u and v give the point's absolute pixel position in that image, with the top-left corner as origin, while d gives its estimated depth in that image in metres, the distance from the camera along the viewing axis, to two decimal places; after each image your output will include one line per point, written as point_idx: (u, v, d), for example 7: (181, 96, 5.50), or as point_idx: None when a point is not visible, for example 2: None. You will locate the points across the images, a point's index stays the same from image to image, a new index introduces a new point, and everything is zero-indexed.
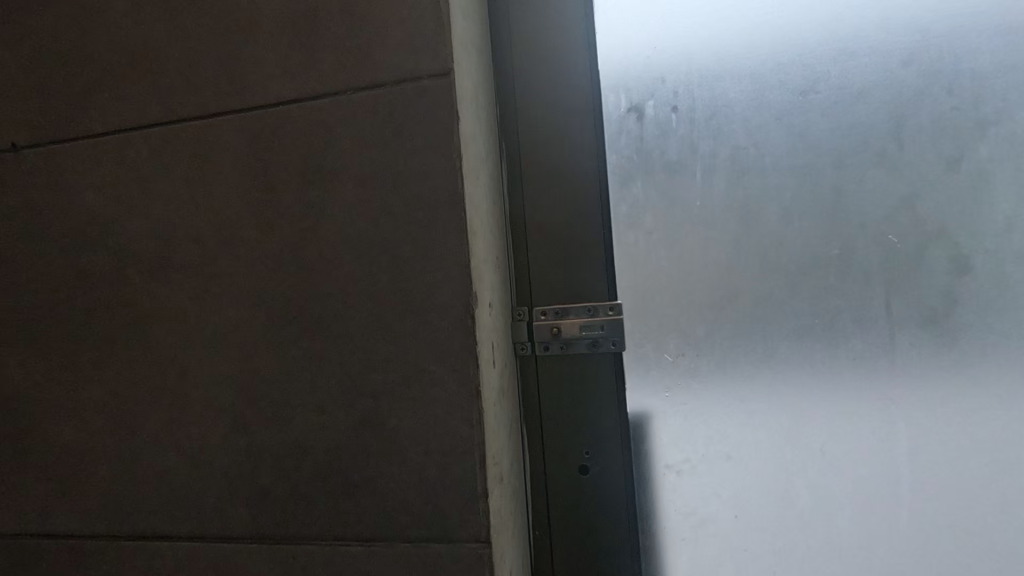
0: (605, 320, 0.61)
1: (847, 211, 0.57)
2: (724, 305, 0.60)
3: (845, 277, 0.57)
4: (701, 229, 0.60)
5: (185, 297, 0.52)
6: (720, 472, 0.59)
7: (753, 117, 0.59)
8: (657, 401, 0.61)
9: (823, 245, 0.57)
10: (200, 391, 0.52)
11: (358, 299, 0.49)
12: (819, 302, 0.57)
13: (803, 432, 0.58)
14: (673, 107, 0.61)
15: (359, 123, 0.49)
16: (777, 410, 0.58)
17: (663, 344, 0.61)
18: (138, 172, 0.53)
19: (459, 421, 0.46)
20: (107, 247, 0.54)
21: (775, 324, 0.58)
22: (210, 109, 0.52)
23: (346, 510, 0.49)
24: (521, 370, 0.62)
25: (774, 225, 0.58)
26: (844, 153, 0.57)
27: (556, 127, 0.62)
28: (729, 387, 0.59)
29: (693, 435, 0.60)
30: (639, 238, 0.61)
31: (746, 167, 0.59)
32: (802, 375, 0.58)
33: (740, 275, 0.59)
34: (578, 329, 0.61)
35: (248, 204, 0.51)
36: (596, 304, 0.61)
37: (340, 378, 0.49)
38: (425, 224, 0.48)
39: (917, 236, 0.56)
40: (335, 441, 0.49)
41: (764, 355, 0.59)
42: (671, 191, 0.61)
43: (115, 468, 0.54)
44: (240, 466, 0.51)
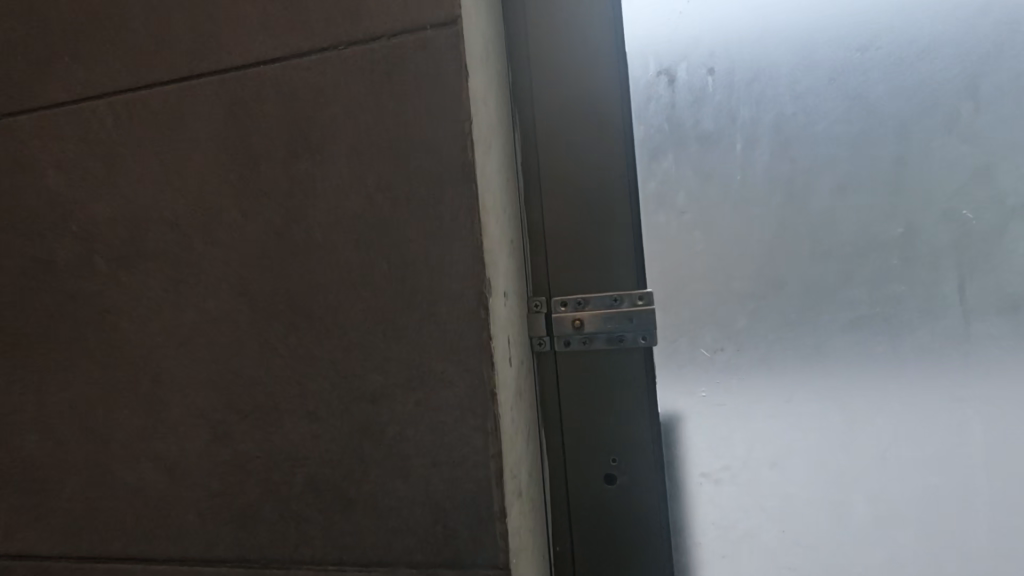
0: (633, 312, 0.54)
1: (912, 187, 0.49)
2: (769, 293, 0.53)
3: (910, 260, 0.50)
4: (741, 209, 0.53)
5: (159, 288, 0.46)
6: (764, 481, 0.53)
7: (802, 80, 0.52)
8: (691, 402, 0.54)
9: (884, 223, 0.50)
10: (177, 395, 0.46)
11: (353, 289, 0.42)
12: (880, 288, 0.50)
13: (859, 437, 0.51)
14: (709, 70, 0.54)
15: (352, 84, 0.42)
16: (829, 412, 0.51)
17: (699, 338, 0.54)
18: (103, 147, 0.47)
19: (471, 429, 0.40)
20: (71, 233, 0.48)
21: (829, 314, 0.51)
22: (183, 72, 0.45)
23: (343, 530, 0.42)
24: (538, 368, 0.56)
25: (827, 203, 0.51)
26: (910, 117, 0.50)
27: (576, 95, 0.55)
28: (774, 386, 0.52)
29: (732, 440, 0.53)
30: (670, 219, 0.54)
31: (794, 138, 0.52)
32: (858, 372, 0.51)
33: (787, 259, 0.52)
34: (602, 321, 0.55)
35: (227, 181, 0.45)
36: (623, 294, 0.54)
37: (334, 380, 0.43)
38: (429, 200, 0.41)
39: (995, 211, 0.48)
40: (329, 451, 0.43)
41: (814, 350, 0.52)
42: (707, 166, 0.54)
43: (85, 482, 0.48)
44: (222, 479, 0.45)
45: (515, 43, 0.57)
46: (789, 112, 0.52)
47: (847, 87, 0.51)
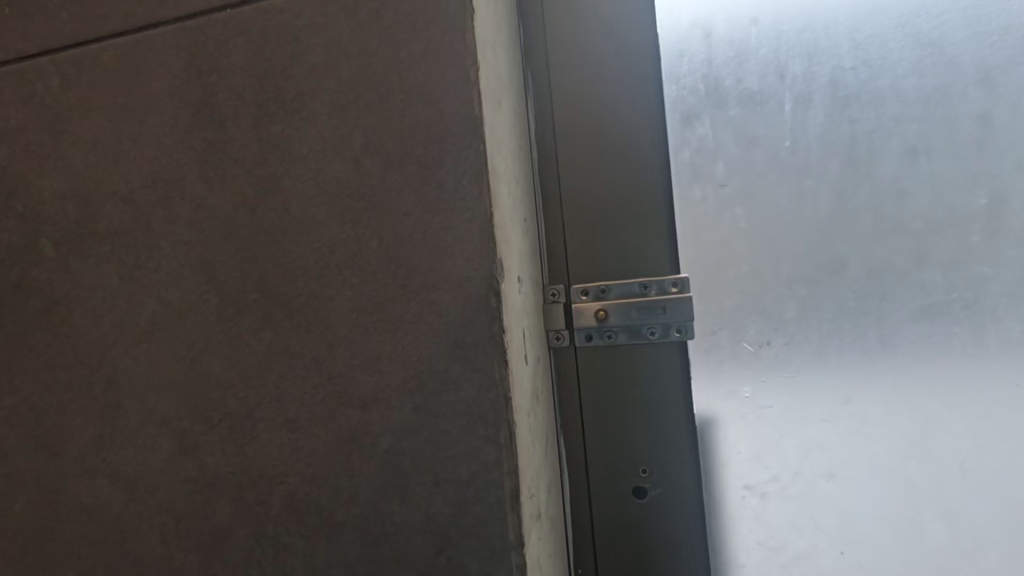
0: (665, 302, 0.47)
1: (995, 147, 0.43)
2: (824, 277, 0.45)
3: (995, 235, 0.43)
4: (791, 180, 0.46)
5: (115, 276, 0.39)
6: (819, 495, 0.45)
7: (862, 28, 0.45)
8: (733, 403, 0.47)
9: (963, 193, 0.43)
10: (137, 400, 0.39)
11: (338, 274, 0.35)
12: (957, 269, 0.44)
13: (932, 442, 0.44)
14: (753, 21, 0.46)
15: (334, 27, 0.35)
16: (899, 416, 0.44)
17: (742, 330, 0.47)
18: (49, 111, 0.40)
19: (481, 441, 0.33)
20: (15, 213, 0.41)
21: (897, 301, 0.44)
22: (136, 20, 0.38)
23: (329, 561, 0.36)
24: (555, 367, 0.49)
25: (892, 171, 0.44)
26: (993, 67, 0.43)
27: (598, 52, 0.48)
28: (831, 384, 0.45)
29: (781, 447, 0.46)
30: (707, 194, 0.47)
31: (854, 94, 0.45)
32: (928, 367, 0.44)
33: (845, 238, 0.45)
34: (630, 313, 0.47)
35: (190, 149, 0.38)
36: (653, 280, 0.47)
37: (317, 382, 0.36)
38: (428, 165, 0.34)
39: None
40: (312, 467, 0.36)
41: (877, 343, 0.45)
42: (751, 131, 0.46)
43: (33, 501, 0.41)
44: (189, 499, 0.38)
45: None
46: (848, 65, 0.45)
47: (918, 33, 0.44)
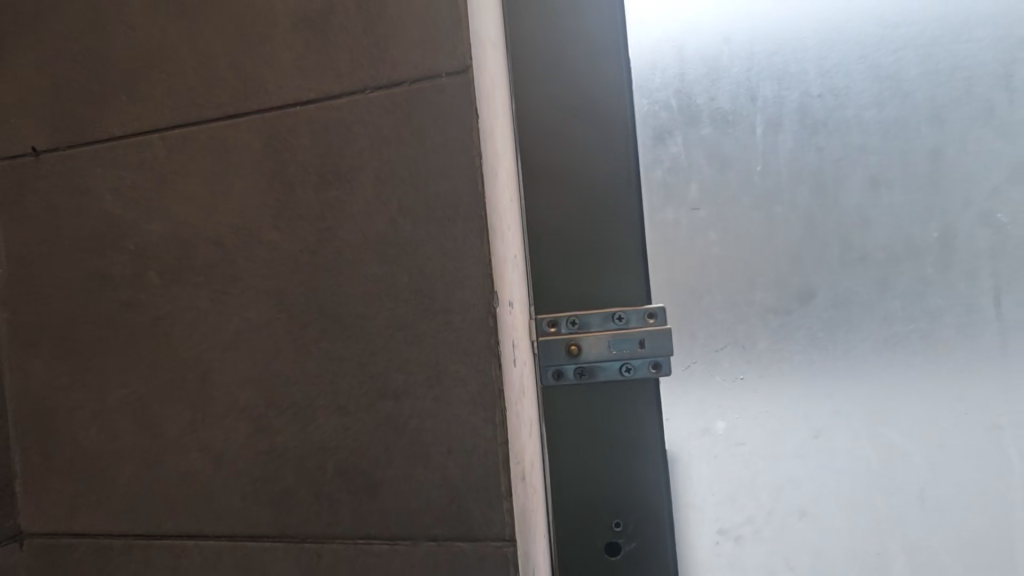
0: (631, 331, 0.66)
1: (944, 160, 0.64)
2: (793, 308, 0.66)
3: (950, 264, 0.65)
4: (761, 198, 0.66)
5: (205, 298, 0.52)
6: (792, 531, 0.67)
7: (828, 57, 0.65)
8: (715, 441, 0.67)
9: (923, 229, 0.65)
10: (224, 391, 0.52)
11: (378, 300, 0.48)
12: (908, 301, 0.65)
13: (874, 475, 0.66)
14: (725, 38, 0.66)
15: (377, 122, 0.48)
16: (858, 442, 0.66)
17: (720, 364, 0.67)
18: (155, 175, 0.53)
19: (481, 421, 0.46)
20: (127, 250, 0.54)
21: (854, 333, 0.66)
22: (224, 110, 0.51)
23: (370, 510, 0.49)
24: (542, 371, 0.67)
25: (849, 198, 0.65)
26: (940, 98, 0.64)
27: (584, 120, 0.67)
28: (793, 439, 0.67)
29: (756, 492, 0.67)
30: (677, 212, 0.67)
31: (813, 113, 0.65)
32: (879, 352, 0.66)
33: (815, 269, 0.66)
34: (606, 341, 0.66)
35: (266, 205, 0.51)
36: (627, 314, 0.66)
37: (362, 379, 0.49)
38: (445, 224, 0.47)
39: (982, 207, 0.64)
40: (358, 441, 0.49)
41: (842, 356, 0.66)
42: (722, 146, 0.66)
43: (139, 470, 0.54)
44: (263, 467, 0.51)
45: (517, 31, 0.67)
46: (815, 92, 0.65)
47: (877, 65, 0.65)
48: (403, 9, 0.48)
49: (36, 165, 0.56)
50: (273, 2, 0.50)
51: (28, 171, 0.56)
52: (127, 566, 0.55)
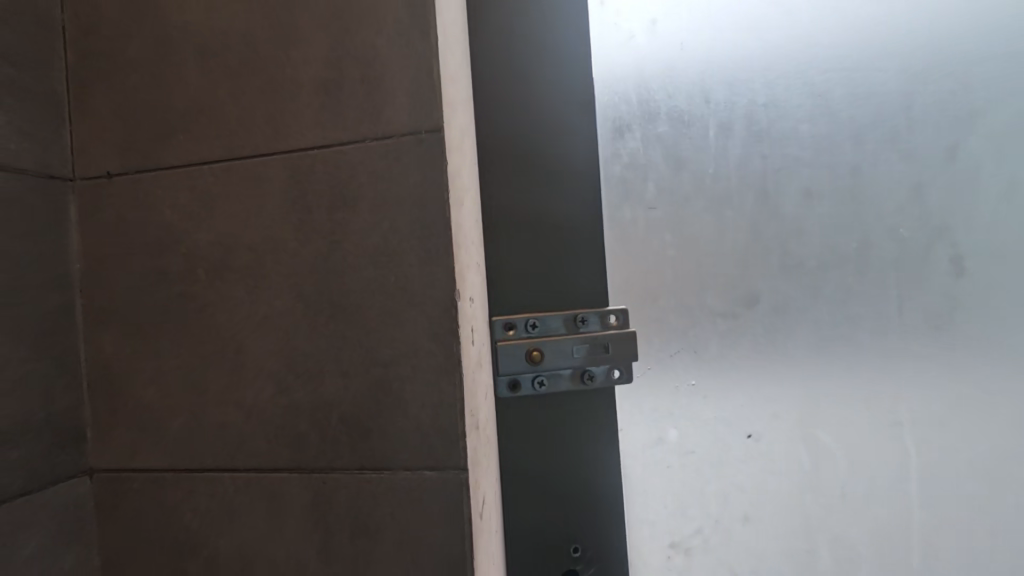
0: (591, 336, 0.79)
1: (863, 173, 0.80)
2: (740, 313, 0.81)
3: (863, 275, 0.81)
4: (712, 203, 0.80)
5: (242, 290, 0.69)
6: (739, 529, 0.83)
7: (773, 69, 0.80)
8: (670, 450, 0.81)
9: (842, 241, 0.81)
10: (255, 360, 0.69)
11: (372, 294, 0.66)
12: (835, 308, 0.81)
13: (806, 482, 0.82)
14: (682, 42, 0.79)
15: (374, 163, 0.66)
16: (794, 440, 0.82)
17: (676, 373, 0.81)
18: (204, 195, 0.70)
19: (445, 383, 0.64)
20: (181, 252, 0.71)
21: (792, 334, 0.81)
22: (258, 149, 0.68)
23: (363, 448, 0.66)
24: (509, 370, 0.79)
25: (787, 207, 0.80)
26: (859, 116, 0.80)
27: (552, 129, 0.79)
28: (737, 451, 0.82)
29: (708, 498, 0.82)
30: (635, 210, 0.80)
31: (756, 121, 0.80)
32: (804, 355, 0.81)
33: (756, 272, 0.81)
34: (570, 343, 0.80)
35: (290, 222, 0.68)
36: (588, 318, 0.80)
37: (359, 352, 0.66)
38: (422, 239, 0.65)
39: (887, 223, 0.81)
40: (356, 397, 0.66)
41: (774, 346, 0.81)
42: (677, 143, 0.80)
43: (187, 419, 0.71)
44: (284, 416, 0.68)
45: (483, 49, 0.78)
46: (760, 101, 0.80)
47: (807, 82, 0.80)
48: (393, 81, 0.65)
49: (109, 184, 0.73)
50: (297, 70, 0.67)
51: (103, 189, 0.73)
52: (175, 493, 0.72)
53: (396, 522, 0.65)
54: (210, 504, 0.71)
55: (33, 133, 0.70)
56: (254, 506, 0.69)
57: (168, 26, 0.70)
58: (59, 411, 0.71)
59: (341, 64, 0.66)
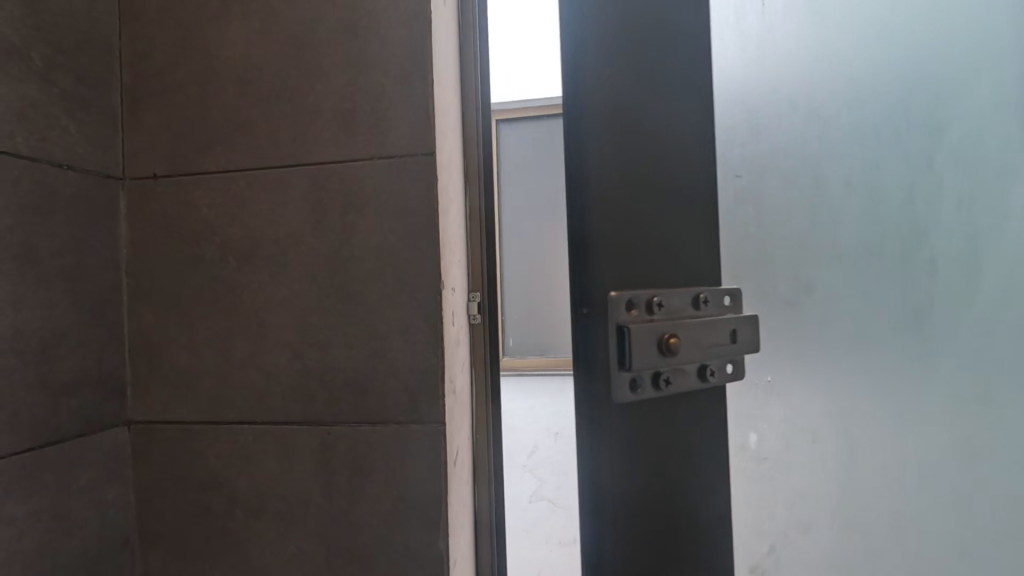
0: (727, 317, 0.48)
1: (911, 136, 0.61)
2: (800, 333, 0.54)
3: (900, 289, 0.60)
4: (784, 165, 0.53)
5: (265, 275, 0.85)
6: (800, 550, 0.56)
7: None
8: (747, 459, 0.51)
9: (869, 236, 0.58)
10: (274, 332, 0.85)
11: (373, 282, 0.82)
12: (864, 328, 0.58)
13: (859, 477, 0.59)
14: None
15: (378, 177, 0.82)
16: (852, 430, 0.58)
17: (764, 408, 0.52)
18: (236, 196, 0.86)
19: (429, 354, 0.80)
20: (215, 242, 0.86)
21: (834, 343, 0.56)
22: (283, 162, 0.84)
23: (361, 405, 0.82)
24: (626, 366, 0.44)
25: (830, 187, 0.56)
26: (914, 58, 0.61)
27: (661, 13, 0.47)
28: (801, 443, 0.55)
29: (777, 508, 0.54)
30: (722, 174, 0.49)
31: (848, 60, 0.57)
32: (846, 378, 0.57)
33: (808, 264, 0.55)
34: (696, 331, 0.46)
35: (308, 222, 0.84)
36: (712, 293, 0.48)
37: (362, 328, 0.82)
38: (415, 239, 0.81)
39: (917, 220, 0.61)
40: (357, 364, 0.82)
41: (812, 368, 0.55)
42: (760, 78, 0.51)
43: (215, 379, 0.86)
44: (298, 379, 0.84)
45: (471, 92, 0.97)
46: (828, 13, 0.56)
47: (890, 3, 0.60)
48: (397, 113, 0.81)
49: (154, 183, 0.88)
50: (319, 101, 0.83)
51: (148, 187, 0.88)
52: (202, 441, 0.87)
53: (387, 465, 0.81)
54: (231, 450, 0.86)
55: (97, 140, 0.85)
56: (270, 452, 0.85)
57: (213, 58, 0.86)
58: (107, 370, 0.86)
59: (355, 97, 0.82)
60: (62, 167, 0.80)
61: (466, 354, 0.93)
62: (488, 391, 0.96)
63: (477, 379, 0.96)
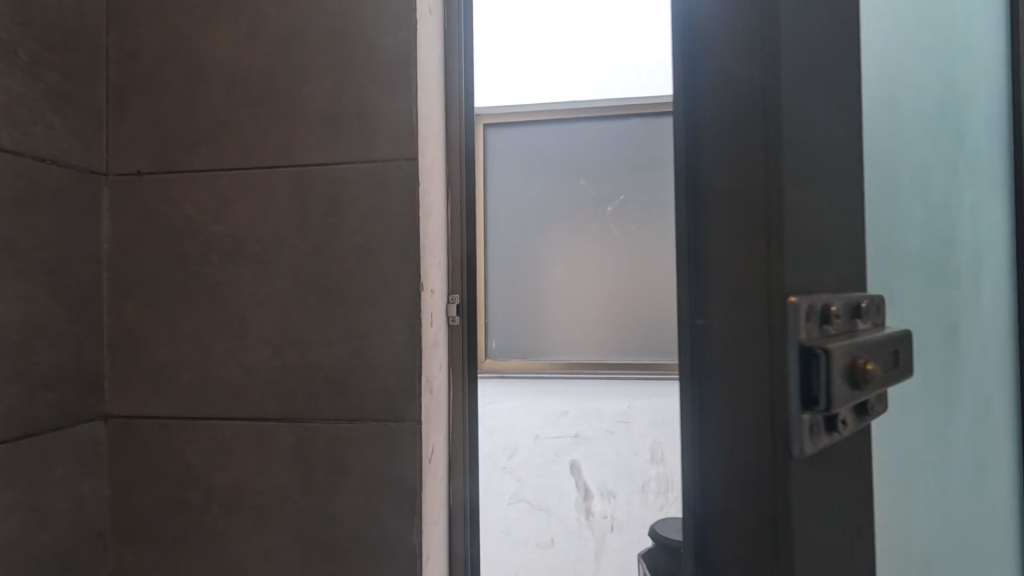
0: (888, 334, 0.37)
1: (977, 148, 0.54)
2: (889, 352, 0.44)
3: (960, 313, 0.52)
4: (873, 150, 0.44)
5: (247, 274, 0.86)
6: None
7: None
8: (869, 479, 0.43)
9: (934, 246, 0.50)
10: (255, 330, 0.86)
11: (354, 282, 0.84)
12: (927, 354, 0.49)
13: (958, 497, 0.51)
14: None
15: (362, 181, 0.84)
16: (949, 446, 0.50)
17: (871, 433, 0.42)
18: (220, 195, 0.87)
19: (407, 354, 0.83)
20: (198, 240, 0.87)
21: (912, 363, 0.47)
22: (267, 163, 0.86)
23: (339, 403, 0.84)
24: (814, 407, 0.32)
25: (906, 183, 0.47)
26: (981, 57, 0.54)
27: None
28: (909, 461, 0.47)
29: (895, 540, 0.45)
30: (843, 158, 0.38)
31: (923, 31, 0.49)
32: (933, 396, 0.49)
33: (887, 270, 0.45)
34: (873, 354, 0.35)
35: (291, 222, 0.85)
36: (868, 303, 0.38)
37: (342, 328, 0.84)
38: (397, 243, 0.83)
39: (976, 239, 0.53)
40: (336, 362, 0.84)
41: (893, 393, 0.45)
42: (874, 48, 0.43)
43: (194, 375, 0.88)
44: (277, 376, 0.86)
45: (455, 99, 1.00)
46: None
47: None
48: (381, 119, 0.84)
49: (138, 180, 0.89)
50: (305, 105, 0.85)
51: (133, 184, 0.89)
52: (179, 436, 0.88)
53: (364, 462, 0.83)
54: (209, 445, 0.87)
55: (81, 136, 0.86)
56: (247, 448, 0.86)
57: (200, 60, 0.87)
58: (86, 364, 0.86)
59: (342, 102, 0.84)
60: (46, 162, 0.81)
61: (444, 354, 0.95)
62: (464, 391, 0.99)
63: (455, 379, 0.98)
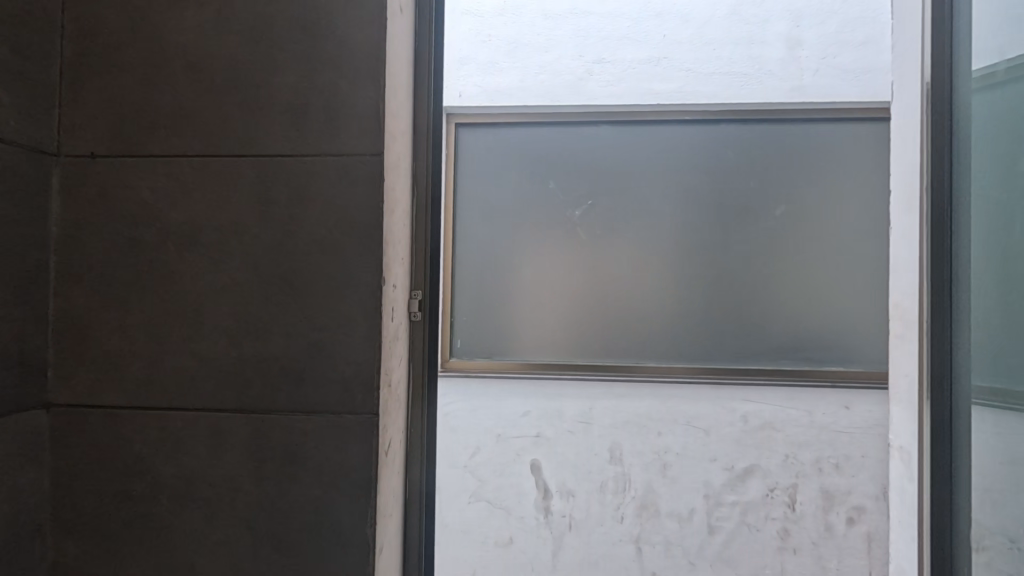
0: None
1: None
2: None
3: None
4: None
5: (206, 263, 0.85)
6: None
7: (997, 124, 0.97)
8: None
9: None
10: (212, 320, 0.85)
11: (316, 274, 0.84)
12: None
13: None
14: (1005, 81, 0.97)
15: (327, 173, 0.84)
16: None
17: None
18: (180, 181, 0.86)
19: (366, 347, 0.83)
20: (154, 226, 0.86)
21: None
22: (229, 151, 0.85)
23: (296, 394, 0.84)
24: None
25: None
26: None
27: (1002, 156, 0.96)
28: None
29: None
30: None
31: None
32: None
33: None
34: None
35: (254, 212, 0.85)
36: None
37: (301, 320, 0.84)
38: (360, 237, 0.84)
39: None
40: (294, 354, 0.84)
41: None
42: None
43: (147, 364, 0.86)
44: (233, 367, 0.85)
45: (425, 98, 1.01)
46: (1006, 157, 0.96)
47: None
48: (348, 113, 0.84)
49: (92, 163, 0.87)
50: (270, 95, 0.85)
51: (86, 167, 0.87)
52: (128, 426, 0.86)
53: (319, 453, 0.83)
54: (159, 436, 0.85)
55: (31, 114, 0.83)
56: (200, 438, 0.85)
57: (162, 44, 0.86)
58: (29, 350, 0.83)
59: (310, 93, 0.85)
60: None
61: (404, 349, 0.96)
62: (425, 385, 1.00)
63: (415, 373, 0.99)
